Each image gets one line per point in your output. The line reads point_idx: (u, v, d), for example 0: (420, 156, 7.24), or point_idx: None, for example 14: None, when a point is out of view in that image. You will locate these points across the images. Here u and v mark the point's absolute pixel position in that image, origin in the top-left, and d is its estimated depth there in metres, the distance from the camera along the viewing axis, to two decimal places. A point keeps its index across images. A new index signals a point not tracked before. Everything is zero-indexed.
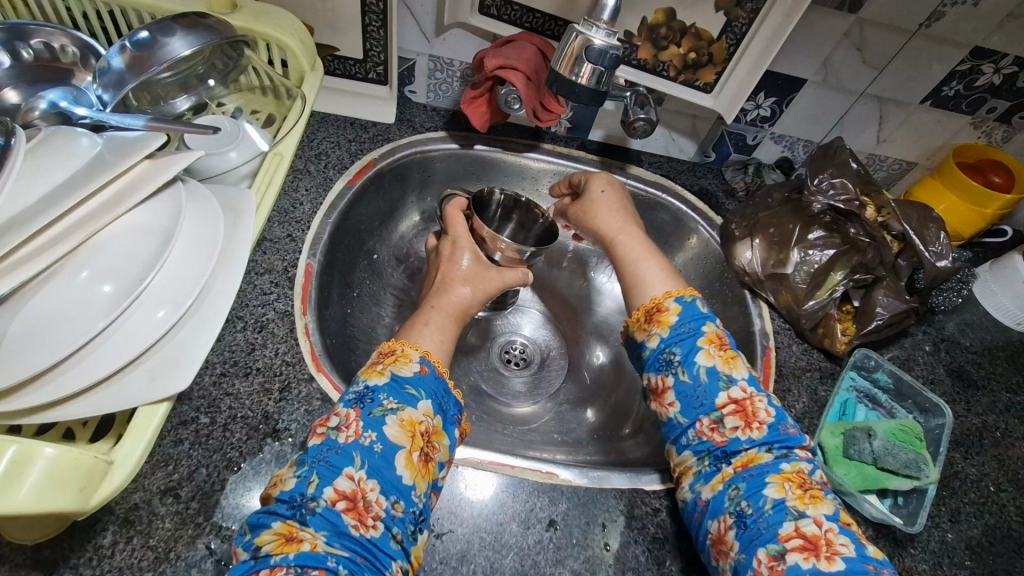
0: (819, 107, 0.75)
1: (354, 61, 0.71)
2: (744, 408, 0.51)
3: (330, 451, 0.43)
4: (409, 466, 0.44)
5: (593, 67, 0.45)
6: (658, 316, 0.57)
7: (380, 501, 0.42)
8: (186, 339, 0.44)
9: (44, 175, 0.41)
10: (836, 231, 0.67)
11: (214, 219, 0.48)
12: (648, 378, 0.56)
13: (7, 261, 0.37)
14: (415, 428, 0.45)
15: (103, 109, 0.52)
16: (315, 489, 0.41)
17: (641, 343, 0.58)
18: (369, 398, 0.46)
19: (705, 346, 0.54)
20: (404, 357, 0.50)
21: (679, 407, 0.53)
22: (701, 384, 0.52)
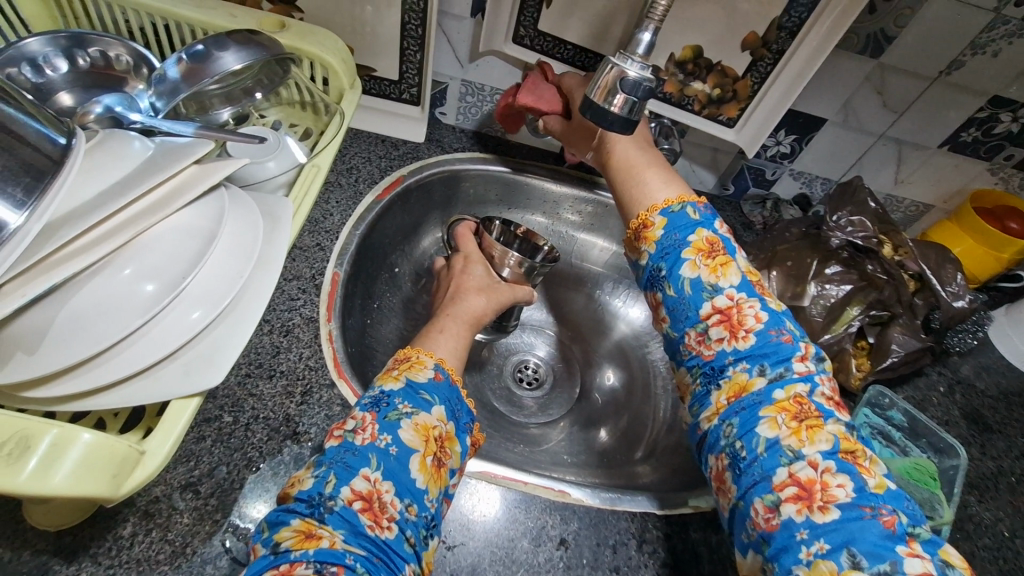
0: (838, 146, 0.76)
1: (390, 81, 0.74)
2: (728, 318, 0.51)
3: (347, 453, 0.43)
4: (423, 470, 0.44)
5: (627, 97, 0.46)
6: (646, 232, 0.57)
7: (395, 503, 0.42)
8: (219, 337, 0.45)
9: (99, 175, 0.43)
10: (853, 268, 0.68)
11: (253, 226, 0.50)
12: (647, 296, 0.58)
13: (60, 255, 0.39)
14: (428, 433, 0.46)
15: (156, 116, 0.55)
16: (332, 488, 0.41)
17: (637, 262, 0.60)
18: (385, 401, 0.47)
19: (691, 257, 0.54)
20: (419, 364, 0.51)
21: (671, 322, 0.55)
22: (686, 295, 0.54)
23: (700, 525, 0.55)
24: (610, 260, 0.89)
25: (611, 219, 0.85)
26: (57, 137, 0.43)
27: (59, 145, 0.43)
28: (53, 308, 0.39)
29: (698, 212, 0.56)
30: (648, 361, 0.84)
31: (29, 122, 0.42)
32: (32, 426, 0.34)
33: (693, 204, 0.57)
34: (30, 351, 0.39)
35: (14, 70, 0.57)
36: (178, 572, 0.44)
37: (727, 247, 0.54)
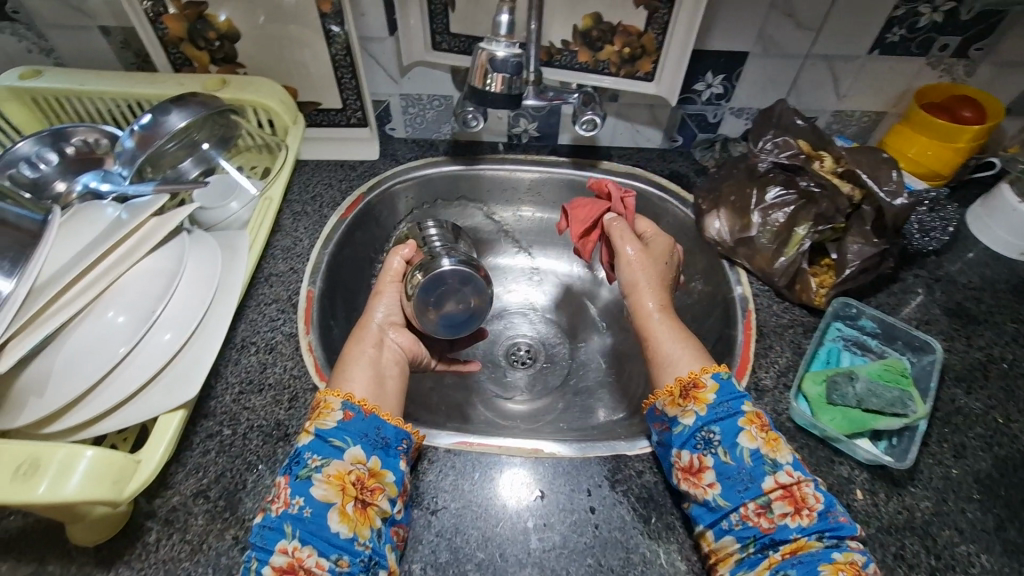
0: (769, 76, 0.77)
1: (335, 111, 0.81)
2: (793, 494, 0.48)
3: (264, 528, 0.46)
4: (345, 519, 0.47)
5: (501, 76, 0.53)
6: (696, 392, 0.54)
7: (319, 563, 0.45)
8: (195, 358, 0.53)
9: (75, 239, 0.51)
10: (792, 186, 0.69)
11: (214, 257, 0.58)
12: (676, 456, 0.53)
13: (48, 308, 0.47)
14: (344, 480, 0.48)
15: (124, 181, 0.62)
16: (255, 571, 0.44)
17: (674, 417, 0.54)
18: (295, 460, 0.49)
19: (746, 428, 0.51)
20: (326, 409, 0.52)
21: (720, 489, 0.50)
22: (746, 465, 0.49)
23: None
24: None
25: (568, 193, 0.88)
26: (36, 216, 0.51)
27: (37, 221, 0.51)
28: (55, 354, 0.47)
29: (738, 395, 0.53)
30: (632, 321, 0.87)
31: (9, 207, 0.50)
32: (42, 449, 0.41)
33: (718, 373, 0.55)
34: (39, 395, 0.46)
35: (13, 171, 0.67)
36: (198, 565, 0.50)
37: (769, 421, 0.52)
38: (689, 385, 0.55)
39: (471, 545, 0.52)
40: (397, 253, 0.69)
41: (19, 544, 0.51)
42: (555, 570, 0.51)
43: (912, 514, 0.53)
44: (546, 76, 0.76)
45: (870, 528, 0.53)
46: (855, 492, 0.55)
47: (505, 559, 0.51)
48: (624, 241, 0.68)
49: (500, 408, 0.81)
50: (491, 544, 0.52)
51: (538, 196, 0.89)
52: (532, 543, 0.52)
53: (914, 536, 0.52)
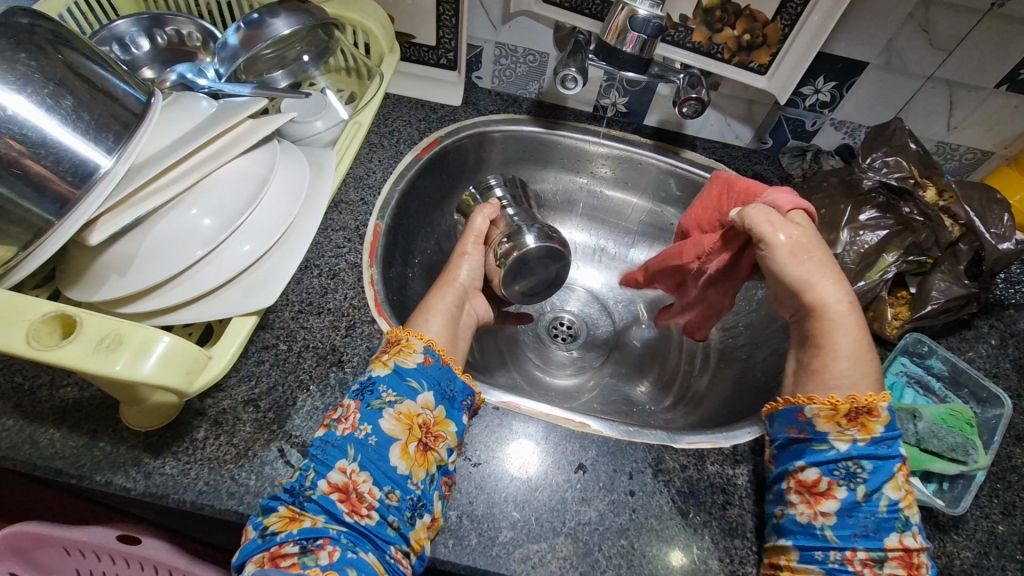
0: (883, 92, 0.74)
1: (428, 48, 0.79)
2: (909, 558, 0.45)
3: (328, 443, 0.48)
4: (404, 457, 0.48)
5: (637, 35, 0.56)
6: (865, 419, 0.48)
7: (372, 492, 0.46)
8: (271, 268, 0.53)
9: (172, 127, 0.50)
10: (890, 211, 0.66)
11: (301, 173, 0.57)
12: (800, 468, 0.50)
13: (140, 192, 0.46)
14: (412, 421, 0.50)
15: (220, 80, 0.62)
16: (311, 481, 0.46)
17: (823, 433, 0.49)
18: (369, 389, 0.51)
19: (896, 473, 0.47)
20: (408, 348, 0.54)
21: (834, 521, 0.47)
22: (878, 512, 0.46)
23: (718, 460, 0.57)
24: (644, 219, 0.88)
25: (643, 176, 0.85)
26: (140, 96, 0.51)
27: (141, 102, 0.51)
28: (139, 238, 0.47)
29: None
30: None
31: (115, 81, 0.50)
32: (124, 326, 0.42)
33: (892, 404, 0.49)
34: (120, 274, 0.47)
35: (106, 49, 0.65)
36: (241, 470, 0.51)
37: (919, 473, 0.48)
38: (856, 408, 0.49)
39: (507, 503, 0.52)
40: (482, 214, 0.69)
41: (74, 415, 0.52)
42: (588, 545, 0.51)
43: (951, 561, 0.53)
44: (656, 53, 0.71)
45: None
46: None
47: (539, 525, 0.51)
48: (775, 228, 0.57)
49: (538, 377, 0.80)
50: (528, 507, 0.52)
51: (611, 172, 0.86)
52: (568, 513, 0.52)
53: None
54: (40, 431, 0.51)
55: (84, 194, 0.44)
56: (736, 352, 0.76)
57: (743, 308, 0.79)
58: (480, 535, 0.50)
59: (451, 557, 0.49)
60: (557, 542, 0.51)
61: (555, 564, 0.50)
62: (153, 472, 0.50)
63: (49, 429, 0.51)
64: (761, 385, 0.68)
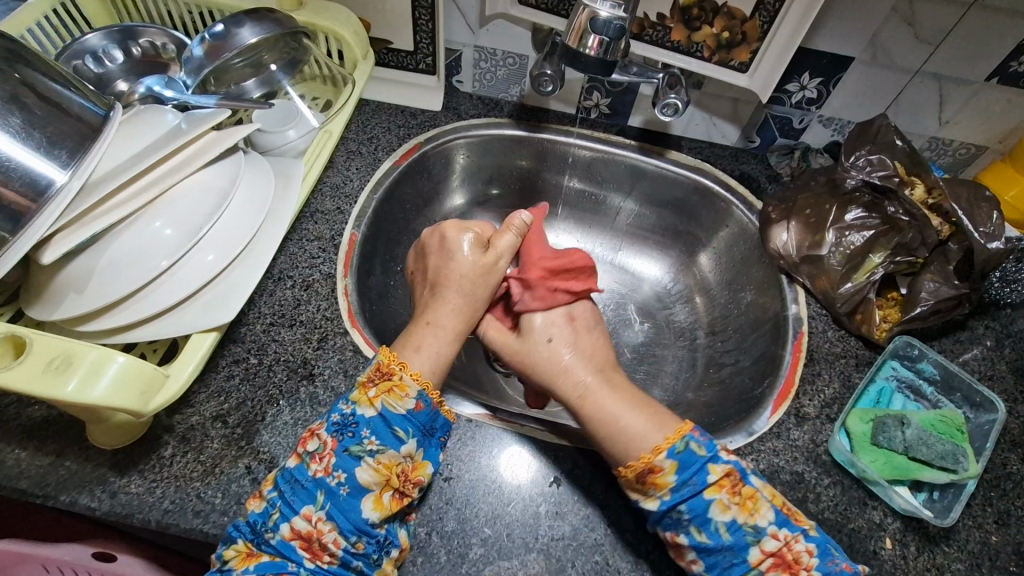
0: (871, 87, 0.72)
1: (406, 53, 0.78)
2: (783, 559, 0.47)
3: (297, 483, 0.47)
4: (378, 507, 0.47)
5: (598, 38, 0.55)
6: (654, 478, 0.49)
7: (337, 541, 0.46)
8: (235, 281, 0.53)
9: (131, 141, 0.50)
10: (875, 210, 0.66)
11: (266, 184, 0.57)
12: (653, 533, 0.49)
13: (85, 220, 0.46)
14: (391, 471, 0.48)
15: (188, 91, 0.61)
16: (274, 522, 0.46)
17: (634, 502, 0.49)
18: (350, 431, 0.48)
19: (715, 496, 0.48)
20: (400, 390, 0.50)
21: (704, 566, 0.47)
22: (723, 541, 0.47)
23: None
24: (632, 222, 0.87)
25: (629, 178, 0.83)
26: (99, 110, 0.50)
27: (100, 115, 0.50)
28: (99, 253, 0.47)
29: (702, 445, 0.50)
30: (671, 322, 0.83)
31: (75, 97, 0.49)
32: (77, 347, 0.41)
33: (692, 435, 0.50)
34: (79, 291, 0.47)
35: (77, 63, 0.65)
36: (208, 488, 0.50)
37: (747, 479, 0.49)
38: (644, 469, 0.49)
39: (479, 519, 0.51)
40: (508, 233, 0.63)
41: (41, 434, 0.52)
42: (561, 561, 0.49)
43: (940, 573, 0.51)
44: (633, 52, 0.71)
45: None
46: (884, 540, 0.52)
47: (511, 541, 0.50)
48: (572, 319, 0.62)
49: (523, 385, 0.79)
50: (500, 522, 0.51)
51: (596, 174, 0.84)
52: (541, 529, 0.51)
53: None
54: (7, 450, 0.51)
55: (39, 210, 0.44)
56: (725, 357, 0.74)
57: (731, 312, 0.77)
58: (450, 551, 0.49)
59: (420, 575, 0.48)
60: (529, 559, 0.49)
61: None
62: (119, 491, 0.49)
63: (16, 448, 0.51)
64: (747, 391, 0.66)
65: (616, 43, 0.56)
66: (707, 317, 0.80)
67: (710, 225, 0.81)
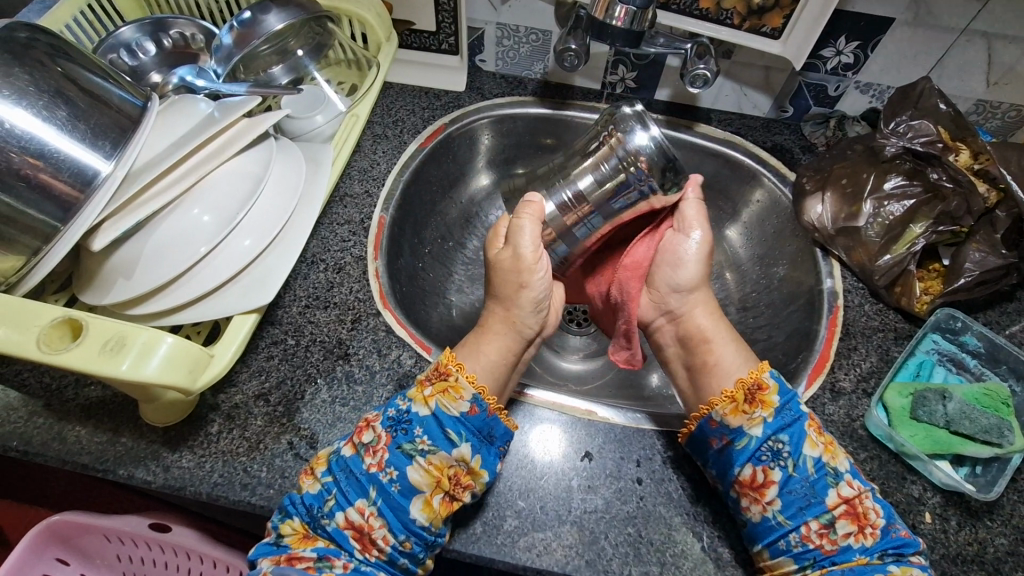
0: (912, 50, 0.68)
1: (428, 33, 0.77)
2: (854, 510, 0.47)
3: (352, 473, 0.48)
4: (426, 509, 0.47)
5: (625, 8, 0.55)
6: (762, 396, 0.50)
7: (387, 537, 0.47)
8: (272, 262, 0.54)
9: (169, 129, 0.51)
10: (918, 178, 0.63)
11: (298, 169, 0.58)
12: (736, 470, 0.49)
13: (130, 204, 0.48)
14: (441, 473, 0.48)
15: (218, 80, 0.62)
16: (330, 508, 0.47)
17: (737, 428, 0.50)
18: (404, 428, 0.49)
19: (812, 433, 0.49)
20: (455, 391, 0.50)
21: (781, 505, 0.47)
22: (809, 477, 0.48)
23: None
24: None
25: None
26: (137, 101, 0.52)
27: (138, 107, 0.52)
28: (144, 240, 0.49)
29: None
30: None
31: (114, 90, 0.51)
32: (128, 329, 0.44)
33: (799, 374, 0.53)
34: (127, 277, 0.49)
35: (113, 56, 0.67)
36: (254, 462, 0.53)
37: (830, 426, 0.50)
38: (755, 388, 0.51)
39: (513, 493, 0.52)
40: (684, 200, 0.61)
41: (97, 412, 0.55)
42: (594, 533, 0.50)
43: (983, 548, 0.50)
44: (658, 21, 0.69)
45: (933, 553, 0.50)
46: (924, 514, 0.51)
47: (545, 512, 0.51)
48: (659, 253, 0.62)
49: (550, 362, 0.79)
50: (533, 495, 0.52)
51: None
52: (574, 502, 0.52)
53: (981, 570, 0.49)
54: (68, 428, 0.54)
55: (87, 199, 0.46)
56: (757, 333, 0.73)
57: (763, 287, 0.76)
58: (485, 522, 0.51)
59: (457, 546, 0.50)
60: (563, 530, 0.50)
61: (561, 552, 0.50)
62: (171, 466, 0.52)
63: (76, 426, 0.54)
64: (781, 367, 0.65)
65: (643, 11, 0.55)
66: (738, 293, 0.79)
67: (741, 199, 0.79)
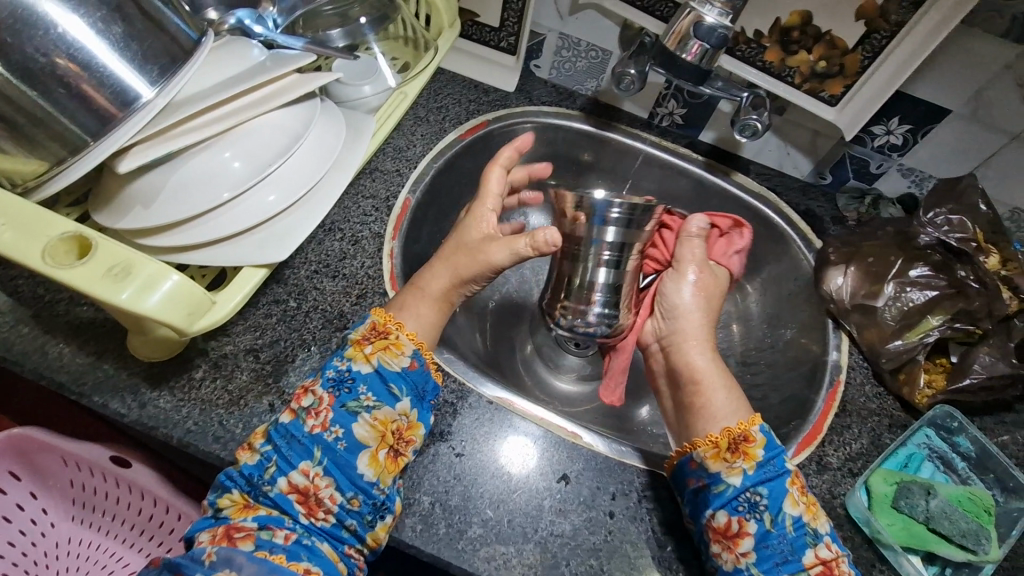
0: (962, 145, 0.68)
1: (490, 28, 0.77)
2: (832, 573, 0.46)
3: (294, 438, 0.47)
4: (373, 464, 0.47)
5: (700, 44, 0.54)
6: (745, 447, 0.50)
7: (333, 497, 0.46)
8: (292, 221, 0.54)
9: (218, 68, 0.51)
10: (944, 271, 0.63)
11: (337, 134, 0.57)
12: (710, 516, 0.49)
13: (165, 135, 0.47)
14: (385, 428, 0.48)
15: (276, 31, 0.61)
16: (270, 476, 0.46)
17: (716, 474, 0.50)
18: (347, 386, 0.49)
19: (791, 489, 0.49)
20: (396, 348, 0.51)
21: (756, 559, 0.47)
22: (787, 534, 0.47)
23: None
24: None
25: (689, 193, 0.81)
26: (192, 33, 0.51)
27: (192, 40, 0.51)
28: (169, 173, 0.48)
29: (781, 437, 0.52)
30: None
31: (172, 16, 0.50)
32: (135, 258, 0.43)
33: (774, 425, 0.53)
34: (145, 206, 0.48)
35: None
36: (232, 416, 0.52)
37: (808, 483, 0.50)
38: (737, 436, 0.51)
39: (483, 501, 0.51)
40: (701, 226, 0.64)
41: (84, 333, 0.54)
42: (556, 558, 0.50)
43: None
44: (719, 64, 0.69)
45: None
46: None
47: (511, 527, 0.50)
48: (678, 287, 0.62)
49: (541, 378, 0.78)
50: (502, 507, 0.51)
51: (655, 180, 0.83)
52: (543, 522, 0.51)
53: None
54: (52, 343, 0.53)
55: (123, 121, 0.45)
56: (753, 391, 0.72)
57: (767, 347, 0.75)
58: (449, 526, 0.50)
59: (417, 541, 0.49)
60: (526, 549, 0.50)
61: (520, 570, 0.49)
62: (148, 403, 0.51)
63: (61, 343, 0.53)
64: (771, 430, 0.65)
65: (715, 51, 0.55)
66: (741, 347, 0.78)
67: (763, 255, 0.79)
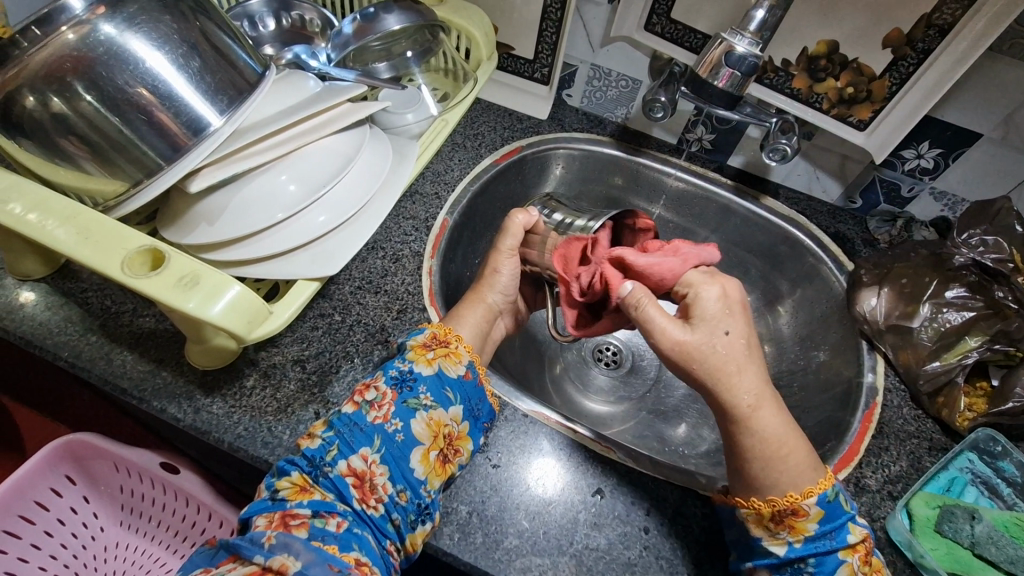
0: (994, 168, 0.68)
1: (525, 60, 0.81)
2: None
3: (356, 427, 0.49)
4: (424, 462, 0.49)
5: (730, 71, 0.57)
6: (793, 520, 0.47)
7: (386, 486, 0.47)
8: (342, 239, 0.57)
9: (281, 99, 0.55)
10: (980, 293, 0.63)
11: (384, 160, 0.61)
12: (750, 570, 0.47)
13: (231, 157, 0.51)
14: (439, 429, 0.51)
15: (331, 64, 0.67)
16: (331, 458, 0.47)
17: (757, 538, 0.48)
18: (409, 385, 0.52)
19: (847, 560, 0.46)
20: (454, 357, 0.55)
21: None
22: None
23: None
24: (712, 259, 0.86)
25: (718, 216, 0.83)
26: (256, 67, 0.56)
27: (257, 73, 0.56)
28: (232, 193, 0.52)
29: (847, 500, 0.48)
30: None
31: (238, 52, 0.55)
32: (203, 270, 0.46)
33: (842, 489, 0.48)
34: (210, 223, 0.52)
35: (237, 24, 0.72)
36: (279, 424, 0.54)
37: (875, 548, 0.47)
38: (787, 509, 0.47)
39: (519, 511, 0.52)
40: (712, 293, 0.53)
41: (146, 343, 0.57)
42: (591, 571, 0.50)
43: None
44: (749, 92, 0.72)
45: None
46: None
47: (546, 539, 0.51)
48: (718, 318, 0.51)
49: (572, 397, 0.79)
50: (539, 519, 0.52)
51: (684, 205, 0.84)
52: (577, 535, 0.52)
53: None
54: (116, 351, 0.57)
55: (193, 146, 0.50)
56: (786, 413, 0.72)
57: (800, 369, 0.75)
58: (486, 535, 0.51)
59: (454, 550, 0.50)
60: (561, 562, 0.50)
61: None
62: (201, 409, 0.54)
63: (124, 351, 0.57)
64: None
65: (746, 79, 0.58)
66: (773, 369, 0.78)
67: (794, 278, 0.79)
